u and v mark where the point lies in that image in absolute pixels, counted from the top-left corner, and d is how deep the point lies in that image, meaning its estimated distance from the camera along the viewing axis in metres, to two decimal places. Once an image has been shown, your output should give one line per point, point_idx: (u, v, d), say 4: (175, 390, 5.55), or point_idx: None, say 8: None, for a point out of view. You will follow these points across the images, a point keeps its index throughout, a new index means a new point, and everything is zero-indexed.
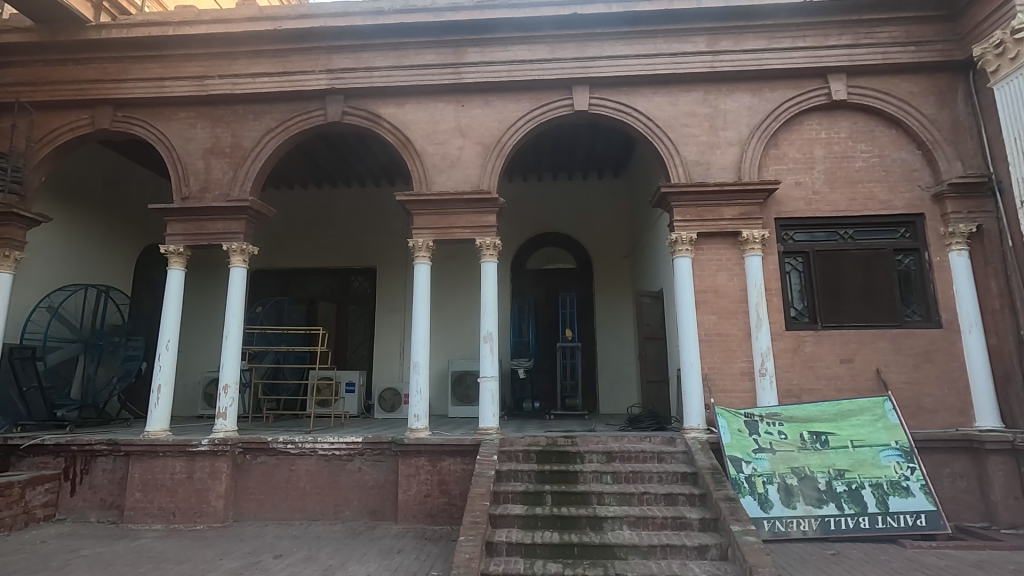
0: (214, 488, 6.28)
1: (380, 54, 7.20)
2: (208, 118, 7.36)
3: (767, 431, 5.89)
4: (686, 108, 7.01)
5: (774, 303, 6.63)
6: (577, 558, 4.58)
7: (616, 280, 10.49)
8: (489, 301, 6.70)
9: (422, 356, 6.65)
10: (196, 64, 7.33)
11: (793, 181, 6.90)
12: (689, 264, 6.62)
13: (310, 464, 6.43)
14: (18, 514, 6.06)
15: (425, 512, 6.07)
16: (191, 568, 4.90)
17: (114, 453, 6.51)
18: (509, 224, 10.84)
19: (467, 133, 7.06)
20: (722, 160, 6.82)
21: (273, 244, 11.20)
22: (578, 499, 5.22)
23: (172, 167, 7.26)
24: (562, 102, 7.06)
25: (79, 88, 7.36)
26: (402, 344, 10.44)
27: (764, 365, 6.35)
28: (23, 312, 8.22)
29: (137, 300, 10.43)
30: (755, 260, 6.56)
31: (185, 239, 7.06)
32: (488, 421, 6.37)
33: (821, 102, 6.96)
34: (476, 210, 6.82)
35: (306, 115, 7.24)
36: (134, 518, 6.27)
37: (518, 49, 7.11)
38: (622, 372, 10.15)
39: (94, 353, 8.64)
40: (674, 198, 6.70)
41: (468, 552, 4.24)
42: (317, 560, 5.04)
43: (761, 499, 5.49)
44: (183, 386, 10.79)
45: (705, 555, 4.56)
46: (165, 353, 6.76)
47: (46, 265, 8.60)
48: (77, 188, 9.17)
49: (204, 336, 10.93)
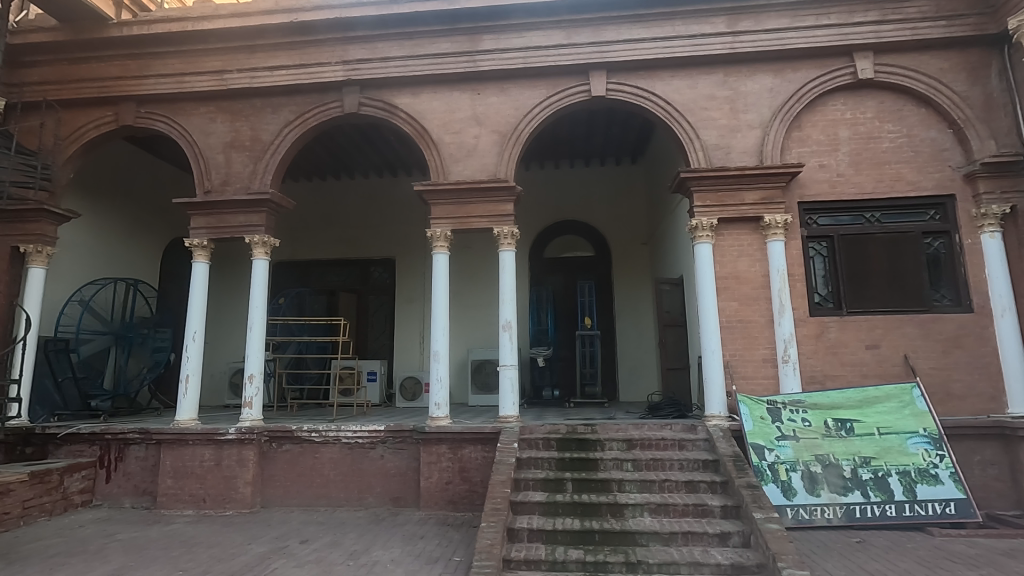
0: (242, 475, 6.45)
1: (395, 43, 7.18)
2: (228, 112, 7.44)
3: (790, 418, 5.81)
4: (706, 91, 6.87)
5: (797, 289, 6.51)
6: (598, 544, 4.60)
7: (634, 267, 10.40)
8: (508, 291, 6.69)
9: (442, 345, 6.69)
10: (215, 58, 7.40)
11: (816, 163, 6.73)
12: (710, 250, 6.53)
13: (334, 452, 6.55)
14: (57, 499, 6.30)
15: (447, 499, 6.15)
16: (221, 552, 5.05)
17: (145, 441, 6.71)
18: (527, 213, 10.81)
19: (484, 122, 7.03)
20: (744, 144, 6.69)
21: (294, 236, 11.35)
22: (598, 486, 5.22)
23: (194, 162, 7.37)
24: (578, 88, 6.99)
25: (101, 86, 7.50)
26: (422, 333, 10.56)
27: (787, 351, 6.25)
28: (55, 306, 8.44)
29: (163, 293, 10.68)
30: (778, 245, 6.44)
31: (208, 232, 7.18)
32: (508, 409, 6.40)
33: (846, 81, 6.76)
34: (493, 199, 6.80)
35: (322, 106, 7.29)
36: (166, 503, 6.47)
37: (533, 35, 7.03)
38: (642, 360, 10.10)
39: (125, 345, 8.87)
40: (694, 184, 6.59)
41: (490, 538, 4.29)
42: (342, 545, 5.15)
43: (784, 487, 5.45)
44: (210, 376, 11.04)
45: (727, 542, 4.55)
46: (192, 344, 6.90)
47: (76, 260, 8.83)
48: (103, 185, 9.34)
49: (229, 328, 11.14)
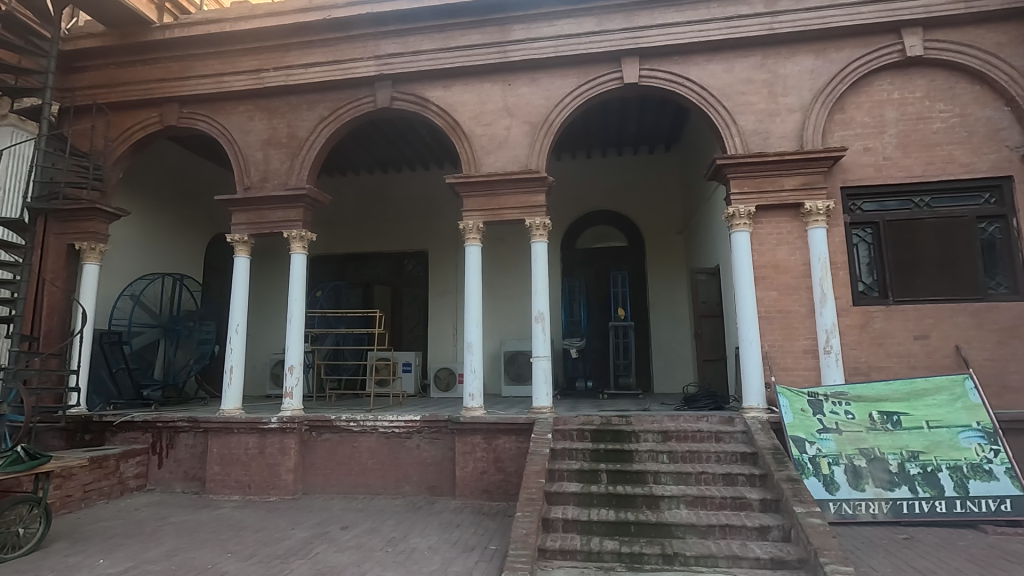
0: (285, 462, 6.67)
1: (426, 37, 7.20)
2: (265, 110, 7.62)
3: (832, 410, 5.66)
4: (744, 74, 6.67)
5: (840, 278, 6.29)
6: (634, 536, 4.58)
7: (668, 256, 10.24)
8: (540, 282, 6.68)
9: (476, 337, 6.73)
10: (252, 58, 7.58)
11: (861, 147, 6.47)
12: (747, 238, 6.35)
13: (372, 441, 6.70)
14: (115, 483, 6.65)
15: (482, 488, 6.22)
16: (266, 536, 5.25)
17: (194, 429, 7.00)
18: (559, 204, 10.75)
19: (515, 113, 7.01)
20: (783, 129, 6.48)
21: (330, 230, 11.58)
22: (633, 477, 5.19)
23: (235, 160, 7.58)
24: (610, 75, 6.89)
25: (146, 88, 7.78)
26: (455, 325, 10.66)
27: (830, 342, 6.06)
28: (108, 301, 8.84)
29: (208, 287, 11.08)
30: (819, 232, 6.22)
31: (249, 228, 7.40)
32: (542, 400, 6.41)
33: (893, 59, 6.46)
34: (524, 190, 6.79)
35: (355, 102, 7.39)
36: (214, 489, 6.74)
37: (564, 23, 6.95)
38: (677, 351, 9.96)
39: (173, 337, 9.23)
40: (731, 171, 6.42)
41: (525, 528, 4.33)
42: (380, 532, 5.28)
43: (827, 480, 5.32)
44: (253, 367, 11.42)
45: (767, 536, 4.47)
46: (235, 336, 7.14)
47: (126, 257, 9.22)
48: (149, 183, 9.70)
49: (269, 321, 11.48)
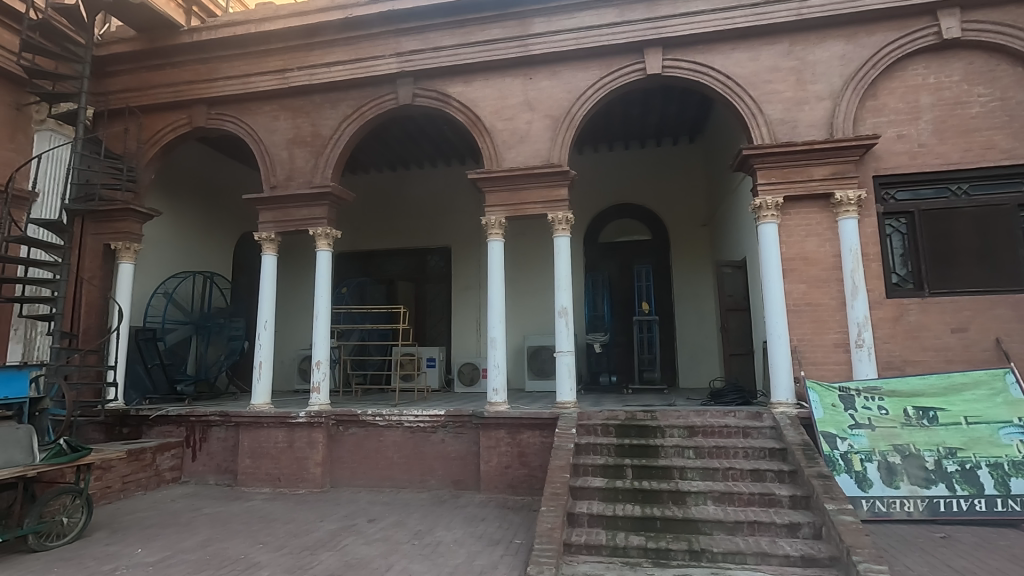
0: (313, 456, 6.79)
1: (447, 32, 7.20)
2: (290, 109, 7.73)
3: (865, 406, 5.52)
4: (770, 62, 6.52)
5: (872, 269, 6.12)
6: (660, 531, 4.55)
7: (693, 250, 10.10)
8: (563, 276, 6.65)
9: (499, 332, 6.75)
10: (277, 58, 7.69)
11: (894, 134, 6.27)
12: (775, 230, 6.22)
13: (397, 435, 6.77)
14: (151, 475, 6.87)
15: (507, 483, 6.25)
16: (296, 527, 5.36)
17: (225, 423, 7.18)
18: (582, 197, 10.67)
19: (536, 107, 6.97)
20: (812, 117, 6.32)
21: (354, 227, 11.73)
22: (659, 473, 5.15)
23: (261, 159, 7.72)
24: (633, 67, 6.80)
25: (175, 90, 7.96)
26: (479, 320, 10.71)
27: (862, 336, 5.90)
28: (143, 299, 9.10)
29: (236, 284, 11.33)
30: (850, 223, 6.06)
31: (275, 226, 7.53)
32: (565, 395, 6.40)
33: (929, 42, 6.24)
34: (546, 184, 6.76)
35: (378, 99, 7.44)
36: (246, 481, 6.91)
37: (585, 15, 6.88)
38: (703, 345, 9.82)
39: (205, 333, 9.46)
40: (757, 161, 6.29)
41: (550, 522, 4.33)
42: (407, 525, 5.34)
43: (859, 478, 5.19)
44: (281, 362, 11.65)
45: (797, 533, 4.39)
46: (264, 332, 7.29)
47: (159, 256, 9.49)
48: (180, 184, 9.95)
49: (297, 317, 11.69)
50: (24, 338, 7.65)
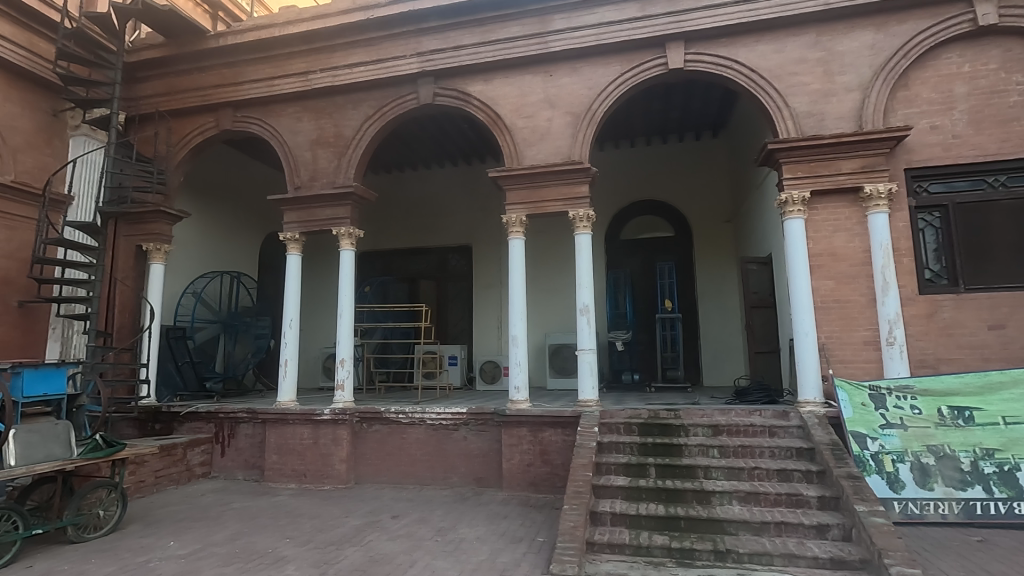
0: (337, 452, 6.89)
1: (467, 31, 7.22)
2: (313, 111, 7.84)
3: (897, 405, 5.34)
4: (796, 53, 6.38)
5: (904, 265, 5.95)
6: (684, 531, 4.50)
7: (716, 247, 9.95)
8: (585, 274, 6.62)
9: (520, 330, 6.75)
10: (300, 60, 7.80)
11: (927, 125, 6.08)
12: (801, 225, 6.09)
13: (420, 433, 6.83)
14: (182, 470, 7.06)
15: (529, 480, 6.25)
16: (321, 522, 5.45)
17: (253, 420, 7.33)
18: (603, 194, 10.61)
19: (557, 104, 6.95)
20: (839, 109, 6.16)
21: (376, 226, 11.85)
22: (683, 472, 5.09)
23: (285, 160, 7.85)
24: (654, 61, 6.72)
25: (203, 94, 8.14)
26: (500, 318, 10.73)
27: (893, 333, 5.74)
28: (173, 298, 9.34)
29: (262, 284, 11.55)
30: (880, 217, 5.89)
31: (299, 226, 7.65)
32: (587, 393, 6.37)
33: (963, 30, 6.04)
34: (567, 182, 6.73)
35: (399, 99, 7.50)
36: (273, 477, 7.05)
37: (606, 10, 6.82)
38: (728, 343, 9.68)
39: (232, 332, 9.66)
40: (782, 155, 6.17)
41: (573, 520, 4.32)
42: (430, 522, 5.39)
43: (890, 479, 5.09)
44: (306, 360, 11.85)
45: (826, 535, 4.30)
46: (289, 330, 7.41)
47: (188, 256, 9.73)
48: (207, 186, 10.17)
49: (321, 316, 11.86)
50: (62, 337, 7.94)
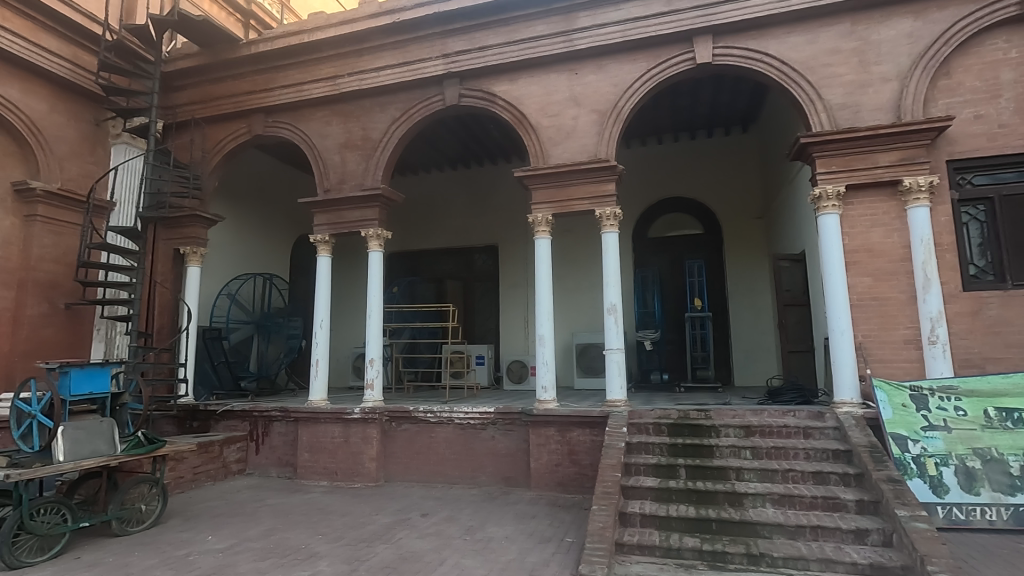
0: (367, 451, 6.99)
1: (492, 31, 7.23)
2: (342, 114, 7.97)
3: (940, 406, 5.14)
4: (830, 44, 6.19)
5: (946, 260, 5.72)
6: (716, 534, 4.41)
7: (747, 244, 9.74)
8: (612, 273, 6.56)
9: (547, 329, 6.73)
10: (328, 65, 7.94)
11: (970, 115, 5.83)
12: (836, 221, 5.92)
13: (448, 432, 6.88)
14: (219, 467, 7.26)
15: (557, 480, 6.23)
16: (353, 520, 5.54)
17: (285, 418, 7.50)
18: (629, 192, 10.49)
19: (582, 102, 6.90)
20: (876, 100, 5.96)
21: (403, 227, 11.98)
22: (714, 474, 5.00)
23: (315, 164, 8.00)
24: (682, 56, 6.62)
25: (236, 101, 8.36)
26: (526, 318, 10.73)
27: (935, 331, 5.52)
28: (209, 300, 9.62)
29: (294, 285, 11.82)
30: (921, 211, 5.68)
31: (329, 228, 7.79)
32: (615, 393, 6.31)
33: (1009, 14, 5.79)
34: (593, 180, 6.68)
35: (425, 101, 7.56)
36: (305, 474, 7.20)
37: (631, 6, 6.74)
38: (760, 342, 9.47)
39: (265, 332, 9.85)
40: (816, 149, 6.00)
41: (602, 521, 4.28)
42: (458, 520, 5.42)
43: (934, 483, 4.90)
44: (337, 360, 12.06)
45: (865, 540, 4.16)
46: (320, 331, 7.55)
47: (223, 259, 10.00)
48: (240, 190, 10.44)
49: (350, 316, 12.06)
50: (106, 338, 8.22)
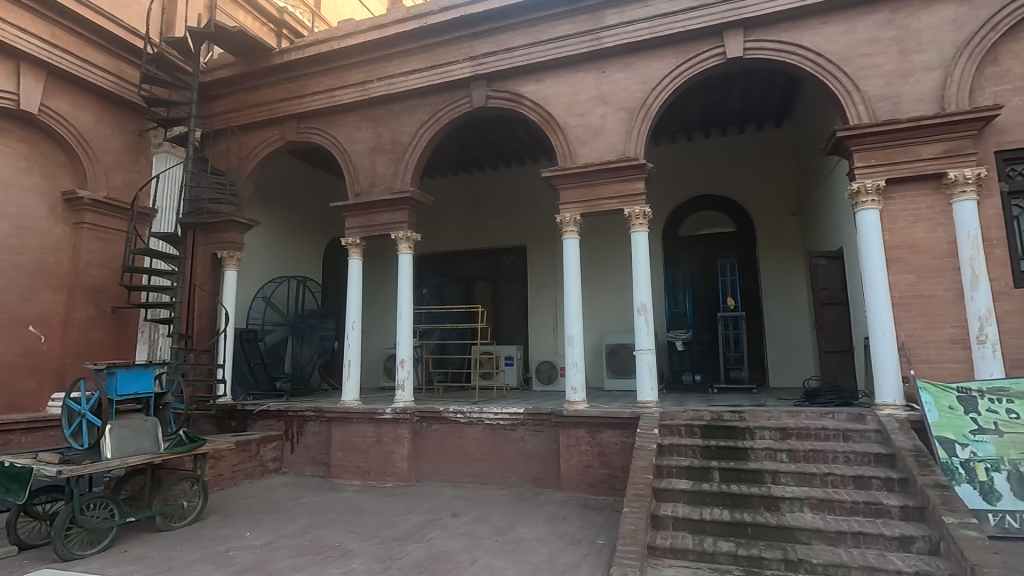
0: (398, 451, 7.07)
1: (518, 32, 7.24)
2: (371, 119, 8.10)
3: (990, 409, 4.91)
4: (867, 34, 5.99)
5: (995, 256, 5.47)
6: (752, 538, 4.31)
7: (781, 242, 9.51)
8: (642, 272, 6.49)
9: (576, 330, 6.69)
10: (358, 71, 8.08)
11: (1020, 103, 5.56)
12: (876, 216, 5.72)
13: (478, 432, 6.91)
14: (256, 465, 7.45)
15: (587, 482, 6.19)
16: (385, 519, 5.61)
17: (319, 418, 7.66)
18: (659, 190, 10.35)
19: (610, 100, 6.85)
20: (918, 90, 5.74)
21: (432, 229, 12.10)
22: (750, 477, 4.88)
23: (346, 168, 8.15)
24: (712, 52, 6.50)
25: (270, 109, 8.57)
26: (555, 318, 10.69)
27: (984, 330, 5.28)
28: (245, 303, 9.89)
29: (326, 288, 12.05)
30: (967, 205, 5.44)
31: (360, 231, 7.92)
32: (646, 394, 6.23)
33: None
34: (622, 179, 6.62)
35: (453, 103, 7.61)
36: (339, 473, 7.33)
37: (659, 1, 6.65)
38: (795, 342, 9.23)
39: (299, 334, 10.09)
40: (854, 142, 5.80)
41: (634, 524, 4.23)
42: (489, 521, 5.43)
43: (984, 489, 4.66)
44: (368, 360, 12.26)
45: (909, 547, 4.00)
46: (352, 332, 7.67)
47: (258, 262, 10.28)
48: (274, 196, 10.71)
49: (381, 318, 12.24)
50: (150, 340, 8.58)
